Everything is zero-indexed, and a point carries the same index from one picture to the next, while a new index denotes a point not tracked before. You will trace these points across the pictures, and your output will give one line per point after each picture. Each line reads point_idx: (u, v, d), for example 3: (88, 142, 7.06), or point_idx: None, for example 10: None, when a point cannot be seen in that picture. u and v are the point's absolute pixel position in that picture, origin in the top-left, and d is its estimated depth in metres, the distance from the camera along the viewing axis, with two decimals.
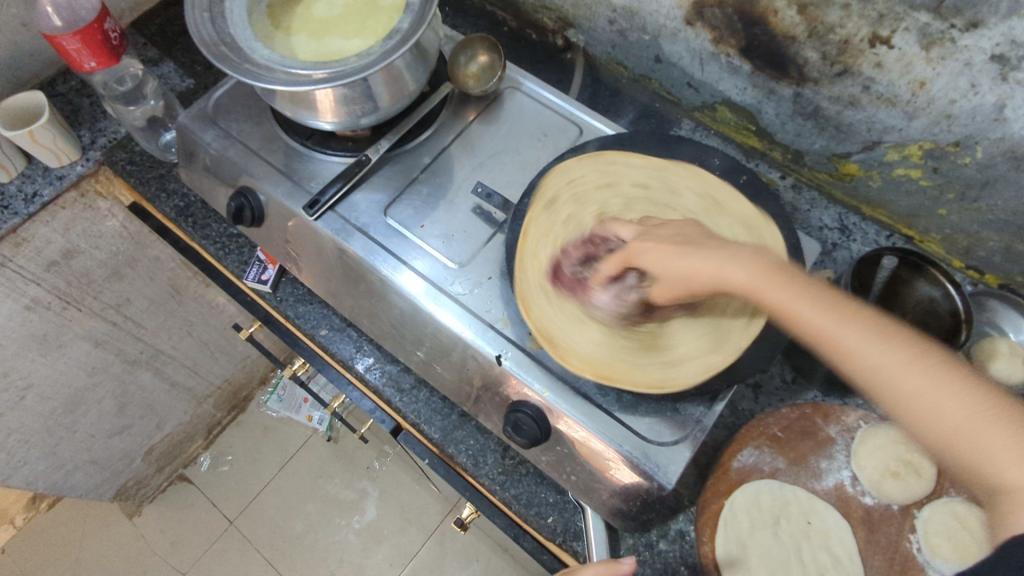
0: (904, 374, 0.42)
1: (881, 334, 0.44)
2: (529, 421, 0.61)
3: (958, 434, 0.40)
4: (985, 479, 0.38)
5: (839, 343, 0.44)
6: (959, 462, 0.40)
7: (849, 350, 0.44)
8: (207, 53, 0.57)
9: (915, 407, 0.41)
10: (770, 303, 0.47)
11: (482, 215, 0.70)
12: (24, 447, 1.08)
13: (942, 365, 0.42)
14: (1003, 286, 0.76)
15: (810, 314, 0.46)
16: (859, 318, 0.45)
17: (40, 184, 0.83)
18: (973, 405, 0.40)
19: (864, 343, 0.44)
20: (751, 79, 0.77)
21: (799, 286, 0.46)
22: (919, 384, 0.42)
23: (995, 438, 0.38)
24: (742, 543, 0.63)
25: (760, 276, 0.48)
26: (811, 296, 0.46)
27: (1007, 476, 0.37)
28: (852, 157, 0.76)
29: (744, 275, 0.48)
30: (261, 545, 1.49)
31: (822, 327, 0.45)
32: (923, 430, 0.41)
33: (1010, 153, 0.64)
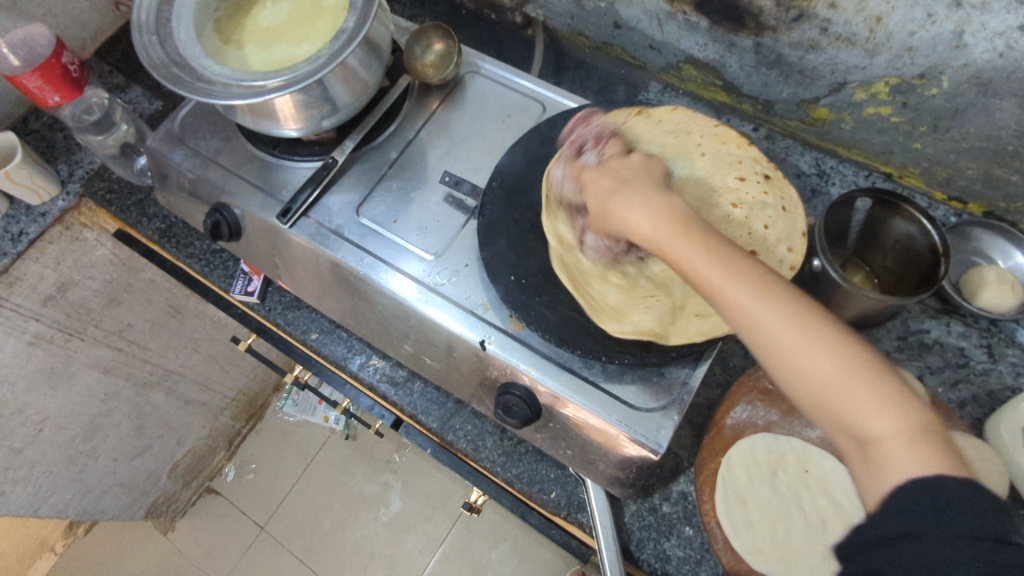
0: (780, 331, 0.40)
1: (759, 285, 0.42)
2: (519, 402, 0.61)
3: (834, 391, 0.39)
4: (853, 435, 0.39)
5: (731, 300, 0.42)
6: (831, 413, 0.39)
7: (740, 309, 0.42)
8: (158, 76, 0.58)
9: (796, 366, 0.40)
10: (671, 254, 0.46)
11: (454, 204, 0.70)
12: (50, 478, 1.10)
13: (827, 326, 0.40)
14: (989, 214, 0.74)
15: (704, 266, 0.44)
16: (750, 278, 0.42)
17: (25, 223, 0.85)
18: (846, 361, 0.39)
19: (760, 309, 0.41)
20: (710, 34, 0.76)
21: (693, 235, 0.45)
22: (791, 340, 0.40)
23: (861, 398, 0.38)
24: (742, 497, 0.63)
25: (665, 227, 0.46)
26: (703, 249, 0.44)
27: (873, 426, 0.38)
28: (821, 101, 0.75)
29: (653, 226, 0.47)
30: (294, 547, 1.53)
31: (705, 276, 0.44)
32: (790, 384, 0.41)
33: (976, 79, 0.62)
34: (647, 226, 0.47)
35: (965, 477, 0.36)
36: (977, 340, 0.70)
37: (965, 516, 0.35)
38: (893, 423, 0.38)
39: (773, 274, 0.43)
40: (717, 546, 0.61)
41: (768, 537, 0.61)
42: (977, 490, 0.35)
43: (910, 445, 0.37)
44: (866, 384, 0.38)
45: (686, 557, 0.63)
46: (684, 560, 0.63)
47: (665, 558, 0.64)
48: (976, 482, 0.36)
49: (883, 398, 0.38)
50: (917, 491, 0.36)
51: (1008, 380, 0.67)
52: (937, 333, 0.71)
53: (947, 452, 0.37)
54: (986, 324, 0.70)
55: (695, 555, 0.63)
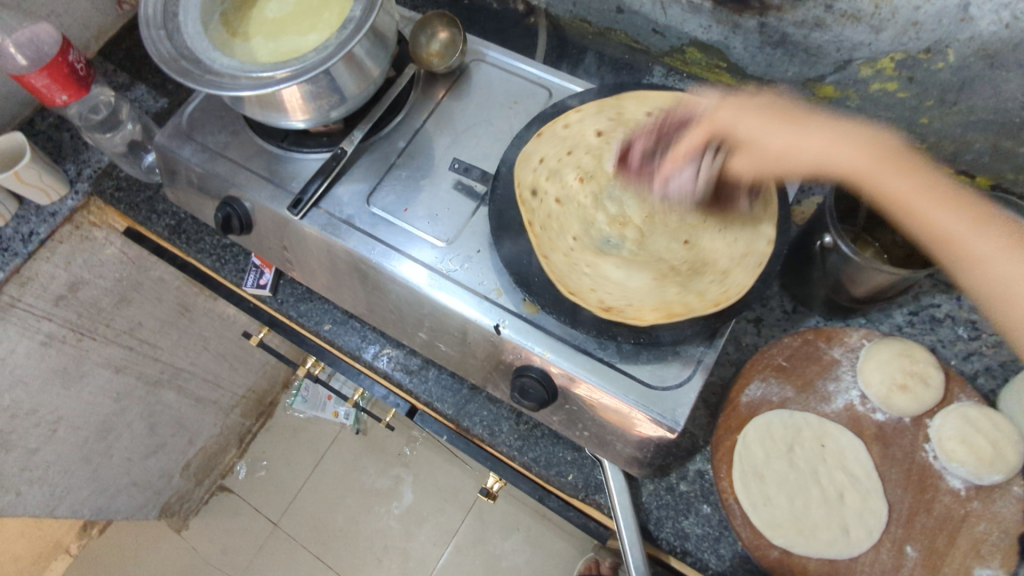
0: (973, 236, 0.49)
1: (960, 204, 0.49)
2: (535, 384, 0.62)
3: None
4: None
5: (947, 231, 0.49)
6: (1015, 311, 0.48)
7: (980, 259, 0.48)
8: (167, 69, 0.58)
9: (1002, 276, 0.48)
10: (896, 195, 0.50)
11: (464, 190, 0.70)
12: (65, 478, 1.11)
13: (999, 227, 0.50)
14: (996, 187, 0.75)
15: (919, 201, 0.49)
16: (965, 205, 0.49)
17: (35, 223, 0.85)
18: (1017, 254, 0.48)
19: (959, 231, 0.49)
20: (714, 16, 0.76)
21: (915, 177, 0.50)
22: (987, 247, 0.48)
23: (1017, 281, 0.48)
24: (759, 473, 0.63)
25: (872, 157, 0.51)
26: (922, 185, 0.50)
27: None
28: (827, 79, 0.76)
29: (854, 155, 0.51)
30: (308, 542, 1.53)
31: (947, 230, 0.49)
32: (979, 289, 0.49)
33: (982, 51, 0.63)
34: (850, 156, 0.51)
35: None
36: None
37: None
38: None
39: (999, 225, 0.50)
40: (736, 522, 0.62)
41: (787, 511, 0.62)
42: None
43: None
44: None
45: (705, 535, 0.64)
46: (703, 538, 0.64)
47: (684, 536, 0.64)
48: None
49: None
50: None
51: None
52: (948, 307, 0.71)
53: None
54: None
55: (714, 532, 0.64)
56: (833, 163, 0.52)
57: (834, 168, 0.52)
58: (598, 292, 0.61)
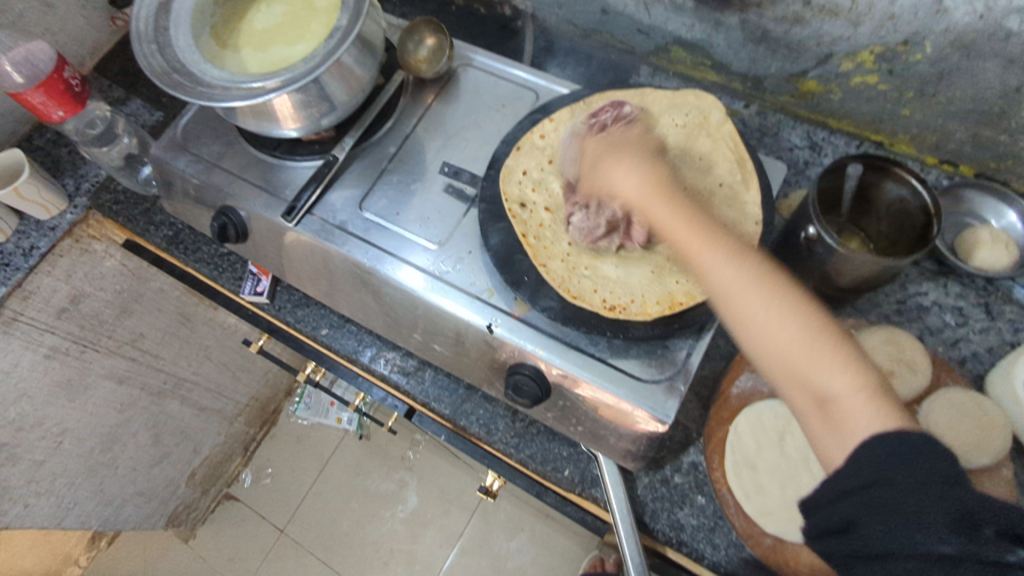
0: (754, 306, 0.47)
1: (765, 286, 0.47)
2: (528, 381, 0.63)
3: (791, 353, 0.46)
4: (813, 391, 0.45)
5: (684, 249, 0.51)
6: (798, 376, 0.45)
7: (711, 270, 0.50)
8: (160, 83, 0.60)
9: (751, 328, 0.47)
10: (655, 217, 0.54)
11: (454, 193, 0.72)
12: (71, 489, 1.12)
13: (789, 295, 0.47)
14: (979, 175, 0.76)
15: (679, 229, 0.52)
16: (746, 268, 0.49)
17: (36, 238, 0.86)
18: (803, 323, 0.46)
19: (696, 245, 0.51)
20: (696, 14, 0.77)
21: (672, 206, 0.53)
22: (766, 317, 0.47)
23: (822, 353, 0.45)
24: (751, 463, 0.65)
25: (647, 187, 0.55)
26: (695, 226, 0.52)
27: (833, 384, 0.44)
28: (809, 74, 0.77)
29: (634, 188, 0.55)
30: (314, 548, 1.54)
31: (688, 241, 0.51)
32: (756, 343, 0.48)
33: (958, 42, 0.64)
34: (631, 181, 0.56)
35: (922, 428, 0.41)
36: (974, 299, 0.71)
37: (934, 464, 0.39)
38: (849, 383, 0.44)
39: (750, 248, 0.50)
40: (729, 511, 0.64)
41: (779, 499, 0.63)
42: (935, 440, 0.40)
43: (866, 403, 0.43)
44: (824, 348, 0.45)
45: (700, 526, 0.65)
46: (698, 528, 0.64)
47: (679, 527, 0.65)
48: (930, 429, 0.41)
49: (835, 355, 0.45)
50: (888, 442, 0.41)
51: (1007, 336, 0.69)
52: (935, 295, 0.72)
53: (899, 408, 0.43)
54: (983, 284, 0.72)
55: (709, 522, 0.64)
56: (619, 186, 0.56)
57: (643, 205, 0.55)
58: (601, 292, 0.63)
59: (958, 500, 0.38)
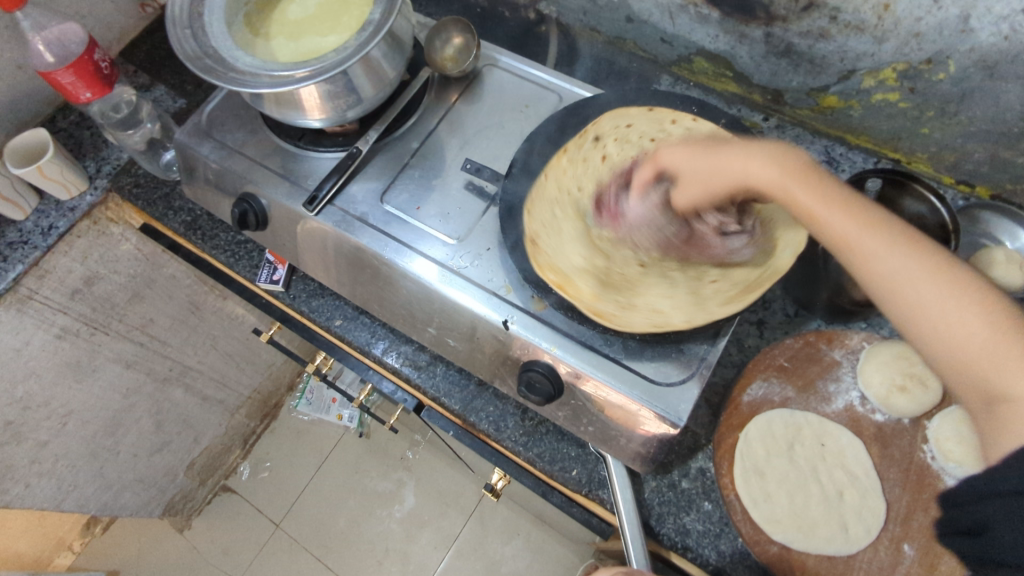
0: (921, 285, 0.43)
1: (902, 241, 0.44)
2: (542, 379, 0.63)
3: (973, 347, 0.41)
4: (989, 392, 0.41)
5: (838, 235, 0.46)
6: (975, 374, 0.41)
7: (870, 260, 0.45)
8: (192, 66, 0.60)
9: (934, 324, 0.43)
10: (797, 202, 0.47)
11: (475, 190, 0.72)
12: (73, 472, 1.12)
13: (961, 278, 0.43)
14: (995, 197, 0.77)
15: (832, 213, 0.46)
16: (889, 230, 0.45)
17: (55, 217, 0.87)
18: (988, 316, 0.41)
19: (853, 230, 0.45)
20: (721, 25, 0.78)
21: (823, 190, 0.47)
22: (934, 296, 0.43)
23: (1005, 351, 0.40)
24: (760, 471, 0.65)
25: (790, 170, 0.48)
26: (844, 203, 0.46)
27: (1011, 387, 0.40)
28: (831, 89, 0.77)
29: (768, 168, 0.48)
30: (309, 544, 1.54)
31: (843, 227, 0.46)
32: (934, 338, 0.43)
33: (981, 62, 0.64)
34: (762, 171, 0.49)
35: None
36: None
37: None
38: None
39: (915, 228, 0.45)
40: (737, 517, 0.63)
41: (787, 508, 0.63)
42: None
43: None
44: (1008, 342, 0.40)
45: (706, 531, 0.65)
46: (704, 534, 0.64)
47: (685, 532, 0.65)
48: None
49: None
50: None
51: None
52: None
53: None
54: None
55: (715, 529, 0.64)
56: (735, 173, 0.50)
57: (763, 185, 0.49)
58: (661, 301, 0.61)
59: None
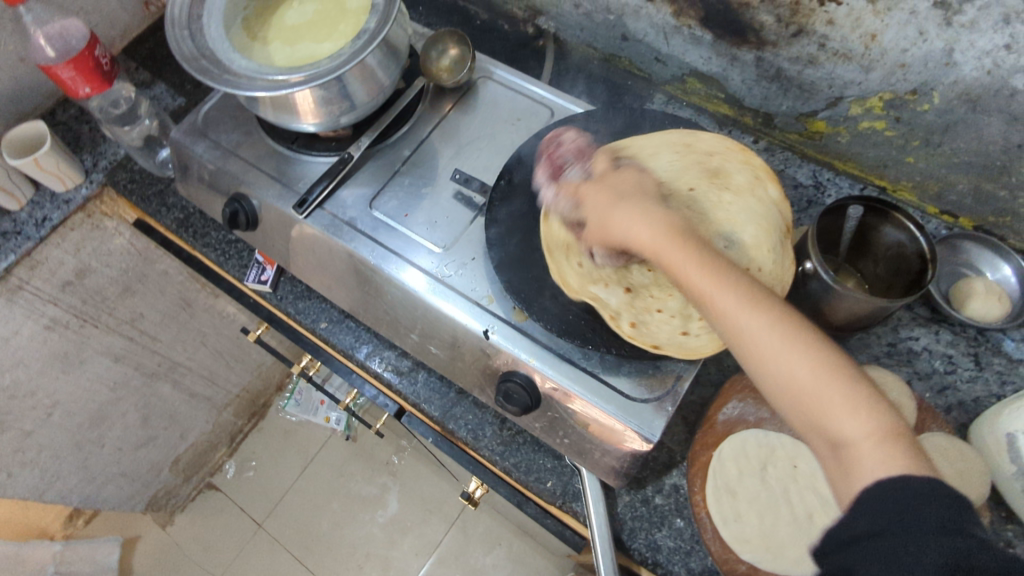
0: (767, 340, 0.42)
1: (747, 294, 0.44)
2: (520, 389, 0.64)
3: (807, 395, 0.41)
4: (828, 438, 0.40)
5: (694, 285, 0.46)
6: (813, 420, 0.41)
7: (727, 319, 0.44)
8: (188, 67, 0.61)
9: (779, 377, 0.42)
10: (669, 262, 0.48)
11: (463, 201, 0.73)
12: (56, 463, 1.13)
13: (801, 329, 0.42)
14: (978, 228, 0.77)
15: (692, 271, 0.46)
16: (734, 286, 0.45)
17: (49, 209, 0.87)
18: (826, 365, 0.41)
19: (711, 287, 0.45)
20: (713, 48, 0.79)
21: (686, 252, 0.47)
22: (777, 352, 0.42)
23: (835, 399, 0.40)
24: (731, 490, 0.65)
25: (660, 232, 0.49)
26: (701, 260, 0.46)
27: (843, 428, 0.40)
28: (819, 114, 0.78)
29: (650, 233, 0.49)
30: (291, 545, 1.54)
31: (697, 282, 0.46)
32: (774, 389, 0.42)
33: (965, 95, 0.65)
34: (645, 234, 0.49)
35: (931, 477, 0.37)
36: (965, 347, 0.72)
37: (936, 509, 0.36)
38: (868, 426, 0.39)
39: (756, 282, 0.45)
40: (706, 535, 0.64)
41: (756, 529, 0.62)
42: (950, 490, 0.36)
43: (881, 447, 0.39)
44: (839, 388, 0.40)
45: (677, 548, 0.65)
46: (674, 551, 0.65)
47: (656, 548, 0.65)
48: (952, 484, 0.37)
49: (853, 400, 0.40)
50: (907, 490, 0.37)
51: (994, 388, 0.70)
52: (927, 341, 0.73)
53: (918, 459, 0.38)
54: (974, 333, 0.73)
55: (686, 546, 0.65)
56: (620, 226, 0.51)
57: (638, 238, 0.50)
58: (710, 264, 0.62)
59: (957, 549, 0.34)
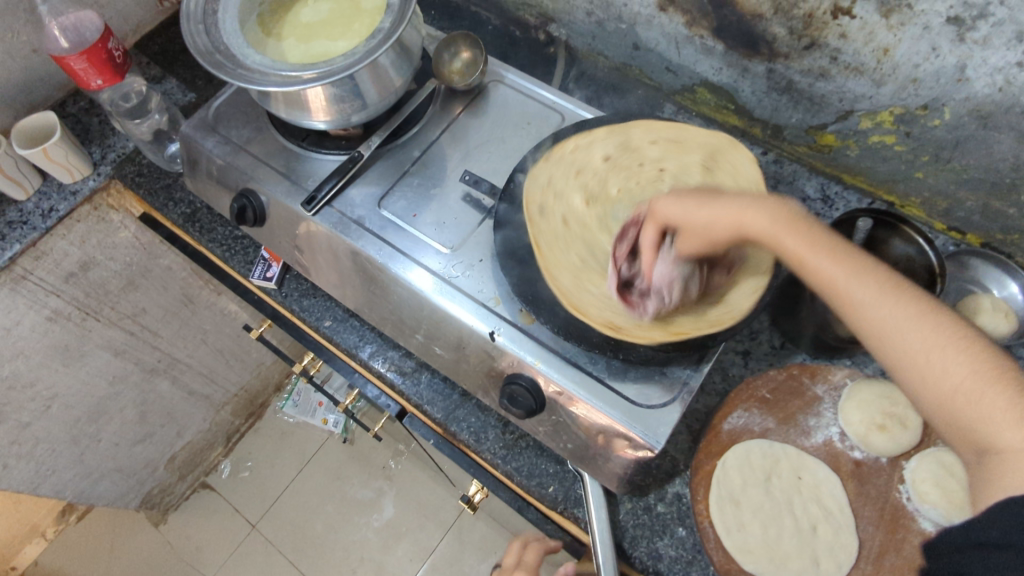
0: (905, 327, 0.42)
1: (881, 281, 0.44)
2: (524, 393, 0.64)
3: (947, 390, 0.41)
4: (981, 444, 0.39)
5: (812, 268, 0.46)
6: (964, 426, 0.40)
7: (863, 308, 0.44)
8: (203, 61, 0.62)
9: (920, 369, 0.42)
10: (787, 250, 0.47)
11: (472, 202, 0.73)
12: (52, 456, 1.12)
13: (943, 317, 0.42)
14: (985, 245, 0.78)
15: (822, 259, 0.46)
16: (872, 270, 0.45)
17: (56, 200, 0.87)
18: (967, 357, 0.40)
19: (845, 277, 0.45)
20: (725, 58, 0.79)
21: (826, 248, 0.46)
22: (917, 344, 0.42)
23: (993, 401, 0.39)
24: (735, 499, 0.65)
25: (784, 221, 0.48)
26: (817, 240, 0.46)
27: (1002, 437, 0.38)
28: (829, 128, 0.78)
29: (765, 219, 0.48)
30: (284, 547, 1.52)
31: (831, 273, 0.45)
32: (916, 385, 0.42)
33: (976, 111, 0.66)
34: (761, 220, 0.48)
35: None
36: None
37: None
38: None
39: (892, 268, 0.45)
40: (709, 545, 0.63)
41: (759, 538, 0.63)
42: None
43: None
44: (999, 390, 0.39)
45: (678, 558, 0.64)
46: (676, 560, 0.64)
47: (657, 557, 0.64)
48: None
49: (1015, 403, 0.38)
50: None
51: None
52: None
53: None
54: None
55: (687, 556, 0.64)
56: (731, 216, 0.50)
57: (755, 226, 0.49)
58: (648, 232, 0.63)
59: None
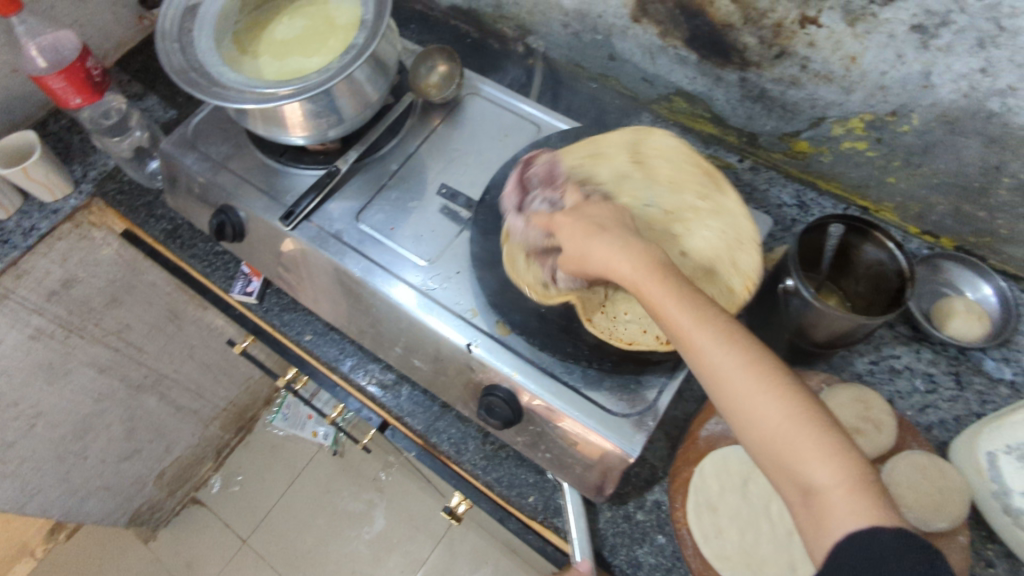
0: (732, 373, 0.44)
1: (719, 332, 0.45)
2: (501, 403, 0.64)
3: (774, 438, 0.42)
4: (800, 485, 0.41)
5: (667, 318, 0.47)
6: (785, 469, 0.42)
7: (703, 355, 0.45)
8: (178, 79, 0.62)
9: (751, 419, 0.43)
10: (643, 293, 0.48)
11: (449, 215, 0.74)
12: (37, 475, 1.11)
13: (768, 365, 0.44)
14: (958, 248, 0.79)
15: (668, 304, 0.47)
16: (711, 321, 0.46)
17: (37, 219, 0.87)
18: (785, 399, 0.42)
19: (688, 328, 0.46)
20: (699, 68, 0.80)
21: (673, 287, 0.47)
22: (741, 391, 0.44)
23: (805, 442, 0.41)
24: (712, 505, 0.64)
25: (642, 269, 0.49)
26: (672, 288, 0.47)
27: (816, 477, 0.40)
28: (802, 135, 0.79)
29: (629, 268, 0.49)
30: (275, 562, 1.52)
31: (677, 320, 0.46)
32: (739, 428, 0.44)
33: (943, 117, 0.66)
34: (624, 267, 0.50)
35: (897, 529, 0.38)
36: (945, 366, 0.73)
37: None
38: (837, 476, 0.40)
39: (729, 316, 0.46)
40: (687, 553, 0.63)
41: (737, 544, 0.62)
42: (909, 544, 0.37)
43: (851, 499, 0.39)
44: (810, 432, 0.41)
45: (657, 565, 0.65)
46: (655, 568, 0.65)
47: (637, 564, 0.65)
48: (905, 531, 0.38)
49: (823, 445, 0.41)
50: (863, 553, 0.37)
51: (974, 406, 0.70)
52: (908, 358, 0.74)
53: (889, 513, 0.39)
54: (955, 353, 0.74)
55: (666, 563, 0.65)
56: (590, 257, 0.53)
57: (612, 270, 0.51)
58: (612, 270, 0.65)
59: None
